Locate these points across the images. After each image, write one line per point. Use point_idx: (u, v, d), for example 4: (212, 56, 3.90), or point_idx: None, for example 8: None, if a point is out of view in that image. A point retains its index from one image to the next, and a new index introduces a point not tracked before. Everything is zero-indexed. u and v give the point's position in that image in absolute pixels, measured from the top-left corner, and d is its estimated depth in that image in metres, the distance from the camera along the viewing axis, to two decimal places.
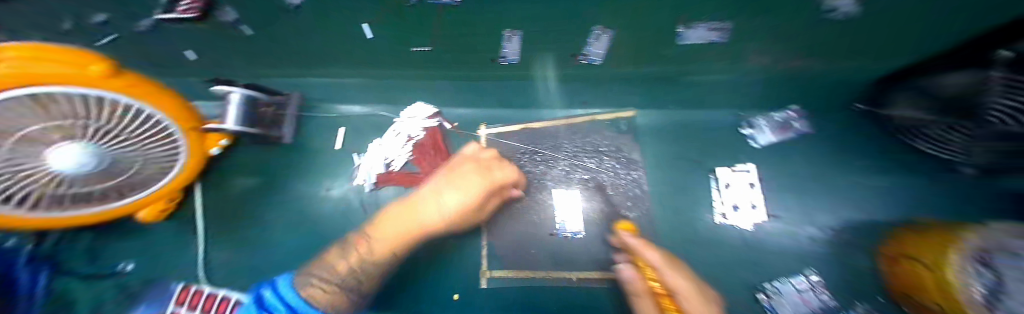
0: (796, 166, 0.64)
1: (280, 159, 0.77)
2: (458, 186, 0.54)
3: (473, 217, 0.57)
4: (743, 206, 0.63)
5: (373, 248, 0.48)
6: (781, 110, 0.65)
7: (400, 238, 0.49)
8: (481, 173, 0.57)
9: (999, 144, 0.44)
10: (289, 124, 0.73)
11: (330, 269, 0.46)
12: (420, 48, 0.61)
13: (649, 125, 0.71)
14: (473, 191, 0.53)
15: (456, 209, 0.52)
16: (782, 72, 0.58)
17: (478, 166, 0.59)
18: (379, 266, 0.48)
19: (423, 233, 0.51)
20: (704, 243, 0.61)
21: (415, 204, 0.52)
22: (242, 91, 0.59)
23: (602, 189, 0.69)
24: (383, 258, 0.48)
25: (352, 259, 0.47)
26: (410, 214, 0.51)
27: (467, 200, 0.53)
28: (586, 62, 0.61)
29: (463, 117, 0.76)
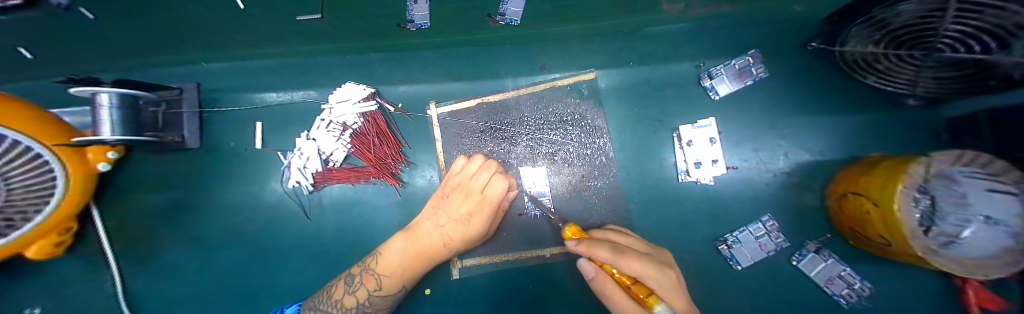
0: (757, 116, 0.62)
1: (204, 166, 0.66)
2: (463, 215, 0.55)
3: (481, 237, 0.58)
4: (705, 162, 0.61)
5: (380, 284, 0.52)
6: (739, 56, 0.61)
7: (405, 273, 0.53)
8: (478, 199, 0.55)
9: (947, 70, 0.43)
10: (189, 127, 0.61)
11: (339, 305, 0.51)
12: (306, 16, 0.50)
13: (611, 87, 0.66)
14: (480, 220, 0.55)
15: (459, 236, 0.55)
16: (723, 19, 0.55)
17: (473, 188, 0.55)
18: (389, 299, 0.53)
19: (431, 261, 0.55)
20: (669, 203, 0.62)
21: (418, 240, 0.54)
22: (115, 89, 0.46)
23: (569, 161, 0.65)
24: (390, 293, 0.52)
25: (359, 295, 0.51)
26: (419, 250, 0.54)
27: (470, 231, 0.55)
28: (504, 22, 0.55)
29: (406, 95, 0.67)
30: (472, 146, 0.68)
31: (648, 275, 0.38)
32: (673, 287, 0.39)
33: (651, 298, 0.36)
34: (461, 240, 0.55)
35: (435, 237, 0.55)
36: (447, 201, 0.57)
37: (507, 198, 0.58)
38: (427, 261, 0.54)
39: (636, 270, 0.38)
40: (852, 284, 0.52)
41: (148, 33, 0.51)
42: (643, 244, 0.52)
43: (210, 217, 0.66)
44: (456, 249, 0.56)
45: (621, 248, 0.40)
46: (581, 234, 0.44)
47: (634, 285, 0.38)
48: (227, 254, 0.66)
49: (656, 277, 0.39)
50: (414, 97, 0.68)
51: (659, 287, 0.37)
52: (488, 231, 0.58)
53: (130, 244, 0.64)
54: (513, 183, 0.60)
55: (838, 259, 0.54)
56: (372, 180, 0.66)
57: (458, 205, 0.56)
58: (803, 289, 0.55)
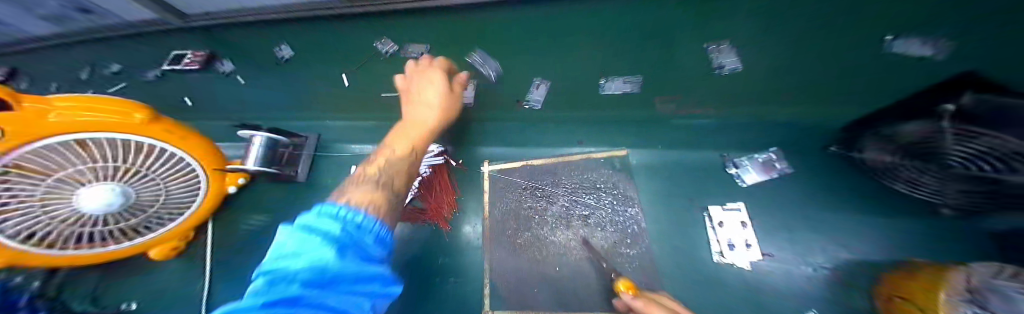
0: (785, 206, 0.65)
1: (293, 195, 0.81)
2: (427, 90, 0.62)
3: (451, 114, 0.65)
4: (738, 245, 0.63)
5: (396, 148, 0.54)
6: (762, 152, 0.69)
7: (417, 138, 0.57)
8: (429, 79, 0.63)
9: (962, 186, 0.48)
10: (302, 165, 0.80)
11: (352, 185, 0.43)
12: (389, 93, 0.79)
13: (641, 163, 0.75)
14: (434, 91, 0.62)
15: (434, 117, 0.61)
16: (733, 115, 0.70)
17: (428, 74, 0.64)
18: (396, 170, 0.49)
19: (429, 135, 0.60)
20: (708, 285, 0.61)
21: (405, 126, 0.59)
22: (265, 134, 0.68)
23: (602, 225, 0.71)
24: (406, 156, 0.53)
25: (378, 165, 0.50)
26: (414, 124, 0.59)
27: (443, 92, 0.63)
28: (528, 106, 0.76)
29: (465, 154, 0.82)
30: (514, 201, 0.77)
31: None
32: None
33: None
34: (450, 95, 0.64)
35: (426, 112, 0.60)
36: (416, 91, 0.64)
37: (460, 78, 0.68)
38: (423, 130, 0.58)
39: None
40: None
41: (325, 100, 0.82)
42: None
43: None
44: (445, 117, 0.63)
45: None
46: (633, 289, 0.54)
47: None
48: None
49: None
50: (471, 156, 0.82)
51: None
52: (453, 100, 0.64)
53: (221, 257, 0.76)
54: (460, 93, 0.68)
55: None
56: (428, 222, 0.75)
57: (423, 91, 0.63)
58: None
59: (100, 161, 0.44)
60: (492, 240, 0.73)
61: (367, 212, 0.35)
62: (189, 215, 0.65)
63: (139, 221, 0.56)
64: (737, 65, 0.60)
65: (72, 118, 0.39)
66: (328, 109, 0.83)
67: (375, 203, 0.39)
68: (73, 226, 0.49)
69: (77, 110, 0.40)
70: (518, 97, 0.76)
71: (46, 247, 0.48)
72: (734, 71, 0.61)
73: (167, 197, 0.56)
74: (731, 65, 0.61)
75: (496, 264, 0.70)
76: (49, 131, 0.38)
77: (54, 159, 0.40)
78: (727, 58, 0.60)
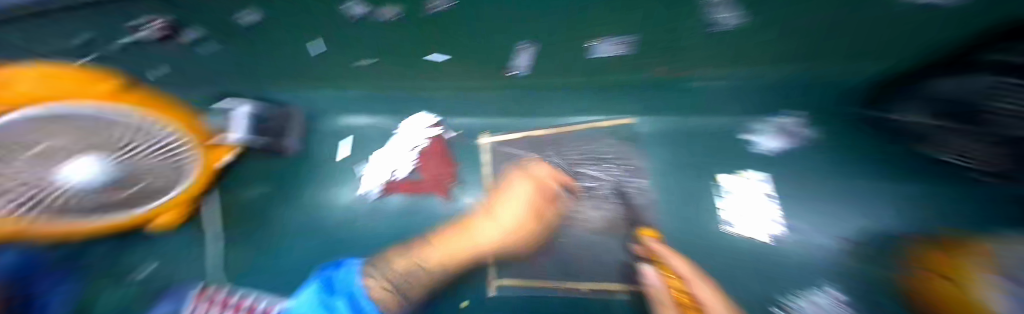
0: (795, 175, 0.63)
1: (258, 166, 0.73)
2: (514, 199, 0.69)
3: (538, 236, 0.63)
4: (751, 215, 0.59)
5: (428, 257, 0.59)
6: (781, 113, 0.68)
7: (449, 253, 0.60)
8: (526, 174, 0.71)
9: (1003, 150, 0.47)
10: (294, 138, 0.76)
11: (391, 271, 0.56)
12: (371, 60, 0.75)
13: (649, 132, 0.72)
14: (524, 205, 0.67)
15: (514, 227, 0.64)
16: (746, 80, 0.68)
17: (529, 173, 0.72)
18: (431, 273, 0.56)
19: (480, 255, 0.60)
20: (725, 257, 0.55)
21: (474, 234, 0.64)
22: (242, 108, 0.71)
23: (607, 196, 0.68)
24: (435, 267, 0.57)
25: (413, 260, 0.58)
26: (463, 246, 0.62)
27: (540, 184, 0.69)
28: (513, 74, 0.75)
29: (463, 127, 0.79)
30: (514, 173, 0.73)
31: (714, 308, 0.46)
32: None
33: None
34: (515, 235, 0.62)
35: (482, 236, 0.63)
36: (500, 193, 0.70)
37: (554, 184, 0.70)
38: (469, 250, 0.61)
39: (706, 297, 0.47)
40: None
41: (312, 70, 0.78)
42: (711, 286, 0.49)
43: None
44: (522, 238, 0.62)
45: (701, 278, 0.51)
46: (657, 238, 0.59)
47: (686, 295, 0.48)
48: None
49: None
50: (469, 127, 0.79)
51: None
52: (535, 234, 0.63)
53: None
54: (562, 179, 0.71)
55: None
56: (429, 194, 0.72)
57: (508, 197, 0.69)
58: None
59: None
60: (487, 210, 0.68)
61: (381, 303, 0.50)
62: (185, 185, 0.62)
63: (128, 191, 0.55)
64: (735, 19, 0.61)
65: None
66: (316, 80, 0.79)
67: (391, 304, 0.51)
68: None
69: None
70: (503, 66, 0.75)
71: None
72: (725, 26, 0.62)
73: None
74: (727, 20, 0.62)
75: None
76: None
77: None
78: (721, 12, 0.62)
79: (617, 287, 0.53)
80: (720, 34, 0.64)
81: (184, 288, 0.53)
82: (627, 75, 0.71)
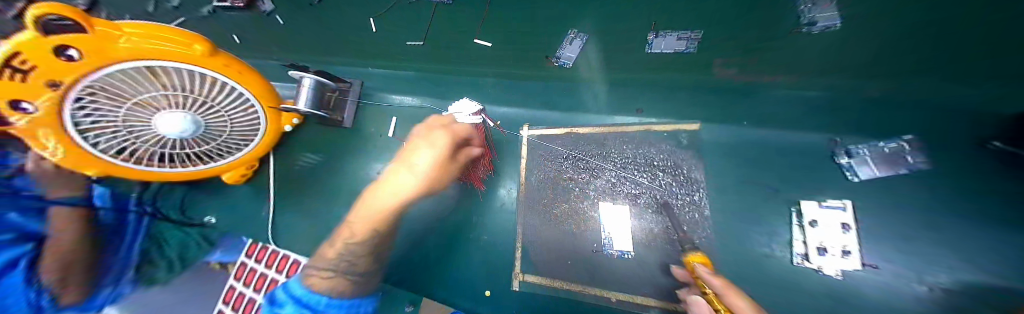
0: (912, 211, 0.50)
1: (334, 136, 0.85)
2: (422, 144, 0.54)
3: (444, 179, 0.57)
4: (831, 251, 0.51)
5: (355, 232, 0.52)
6: (891, 139, 0.52)
7: (376, 220, 0.51)
8: (439, 129, 0.56)
9: None
10: (348, 111, 0.81)
11: (324, 261, 0.51)
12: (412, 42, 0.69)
13: (713, 141, 0.63)
14: (435, 148, 0.53)
15: (427, 173, 0.53)
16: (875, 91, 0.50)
17: (437, 122, 0.58)
18: (364, 246, 0.51)
19: (392, 213, 0.51)
20: (772, 287, 0.53)
21: (383, 188, 0.53)
22: (314, 77, 0.67)
23: (653, 207, 0.63)
24: (361, 241, 0.51)
25: (340, 249, 0.52)
26: (381, 203, 0.51)
27: (439, 140, 0.53)
28: (557, 64, 0.65)
29: (505, 116, 0.77)
30: (554, 170, 0.71)
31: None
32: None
33: None
34: (427, 174, 0.53)
35: (397, 183, 0.51)
36: (406, 154, 0.55)
37: (463, 135, 0.57)
38: (383, 213, 0.51)
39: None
40: None
41: (350, 47, 0.76)
42: None
43: (335, 181, 0.83)
44: (421, 194, 0.53)
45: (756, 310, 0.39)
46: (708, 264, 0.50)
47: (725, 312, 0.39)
48: (333, 211, 0.80)
49: None
50: (512, 117, 0.77)
51: None
52: (444, 175, 0.57)
53: (281, 189, 0.84)
54: (465, 135, 0.57)
55: None
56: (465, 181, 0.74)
57: (415, 152, 0.54)
58: None
59: (173, 90, 0.46)
60: (525, 207, 0.70)
61: (332, 297, 0.46)
62: (249, 149, 0.69)
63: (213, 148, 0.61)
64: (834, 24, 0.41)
65: (141, 44, 0.40)
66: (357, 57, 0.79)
67: (344, 285, 0.48)
68: (155, 148, 0.55)
69: (144, 37, 0.40)
70: (546, 54, 0.64)
71: (135, 164, 0.56)
72: (828, 29, 0.42)
73: (232, 132, 0.60)
74: (828, 21, 0.42)
75: (528, 229, 0.69)
76: (124, 56, 0.40)
77: (136, 84, 0.43)
78: (820, 10, 0.41)
79: (654, 302, 0.57)
80: (832, 36, 0.43)
81: (247, 243, 0.78)
82: (690, 79, 0.62)
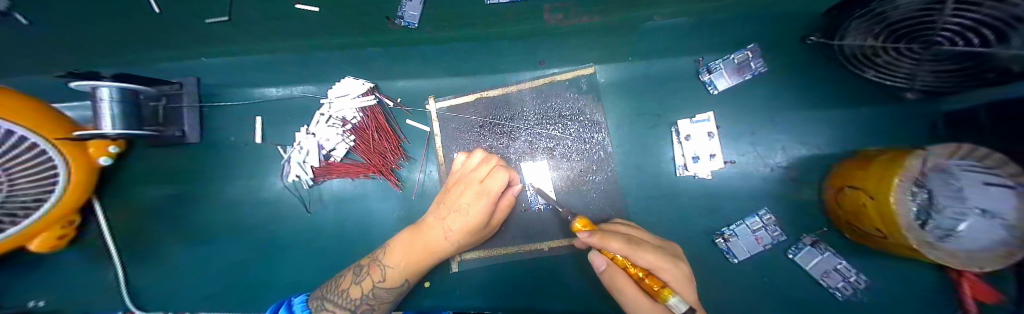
0: (756, 110, 0.61)
1: (183, 158, 0.66)
2: (470, 193, 0.53)
3: (490, 227, 0.57)
4: (702, 157, 0.60)
5: (385, 275, 0.52)
6: (737, 51, 0.59)
7: (412, 266, 0.52)
8: (477, 190, 0.52)
9: (943, 65, 0.43)
10: (190, 121, 0.63)
11: (342, 296, 0.51)
12: (212, 18, 0.54)
13: (610, 81, 0.66)
14: (482, 200, 0.51)
15: (465, 228, 0.52)
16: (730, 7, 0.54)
17: (473, 182, 0.53)
18: (394, 292, 0.52)
19: (432, 257, 0.53)
20: (665, 198, 0.62)
21: (422, 231, 0.53)
22: (115, 84, 0.47)
23: (568, 155, 0.65)
24: (394, 285, 0.52)
25: (364, 288, 0.51)
26: (423, 245, 0.52)
27: (484, 211, 0.51)
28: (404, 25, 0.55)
29: (405, 91, 0.68)
30: (471, 140, 0.68)
31: (661, 267, 0.39)
32: (685, 280, 0.40)
33: (665, 291, 0.37)
34: (461, 234, 0.53)
35: (437, 238, 0.53)
36: (445, 217, 0.53)
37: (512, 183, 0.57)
38: (424, 259, 0.53)
39: (650, 263, 0.39)
40: (848, 277, 0.52)
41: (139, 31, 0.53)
42: (649, 236, 0.52)
43: (210, 212, 0.67)
44: (460, 245, 0.54)
45: (634, 240, 0.42)
46: (590, 227, 0.43)
47: (647, 277, 0.39)
48: (221, 245, 0.66)
49: (670, 270, 0.40)
50: (412, 92, 0.68)
51: (674, 280, 0.39)
52: (485, 229, 0.56)
53: (127, 242, 0.64)
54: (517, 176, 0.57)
55: (834, 252, 0.53)
56: (372, 175, 0.67)
57: (459, 195, 0.54)
58: (806, 289, 0.54)
59: None
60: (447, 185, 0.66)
61: None
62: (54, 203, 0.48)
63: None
64: None
65: None
66: (162, 44, 0.56)
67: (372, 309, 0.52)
68: None
69: None
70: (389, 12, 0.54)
71: None
72: None
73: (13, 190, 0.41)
74: None
75: None
76: None
77: None
78: None
79: (559, 244, 0.62)
80: None
81: None
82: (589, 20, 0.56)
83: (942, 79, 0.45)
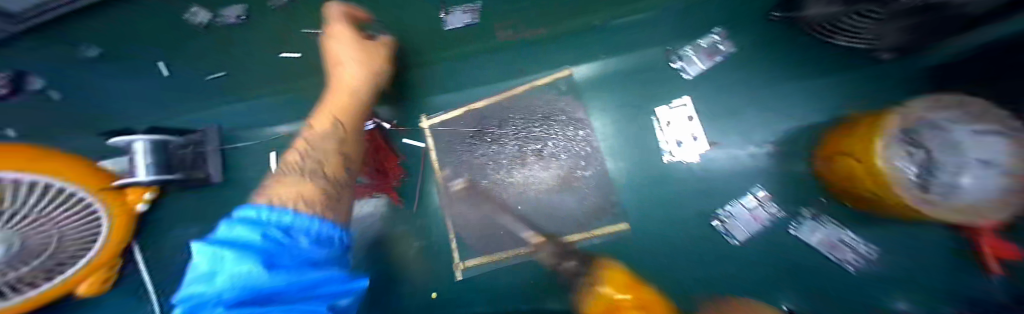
0: (735, 89, 0.61)
1: (207, 197, 0.72)
2: (343, 44, 0.62)
3: (380, 74, 0.65)
4: (686, 140, 0.61)
5: (317, 143, 0.59)
6: (707, 35, 0.61)
7: (335, 111, 0.62)
8: (344, 34, 0.62)
9: (902, 23, 0.43)
10: (213, 165, 0.68)
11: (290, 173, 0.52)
12: (214, 75, 0.67)
13: (588, 80, 0.68)
14: (347, 31, 0.62)
15: (356, 63, 0.62)
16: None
17: (338, 27, 0.63)
18: (328, 154, 0.58)
19: (347, 103, 0.62)
20: (658, 187, 0.62)
21: (334, 93, 0.64)
22: (147, 137, 0.57)
23: (555, 154, 0.67)
24: (325, 129, 0.60)
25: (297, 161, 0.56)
26: (337, 96, 0.63)
27: (367, 66, 0.63)
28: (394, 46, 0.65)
29: (398, 112, 0.72)
30: (465, 152, 0.71)
31: None
32: None
33: None
34: (352, 140, 0.62)
35: (325, 115, 0.62)
36: (334, 71, 0.63)
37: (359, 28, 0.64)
38: (344, 107, 0.62)
39: None
40: (856, 248, 0.52)
41: None
42: None
43: None
44: (364, 86, 0.63)
45: None
46: None
47: None
48: None
49: None
50: (403, 113, 0.72)
51: None
52: (377, 65, 0.64)
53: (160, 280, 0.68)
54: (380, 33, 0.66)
55: (838, 224, 0.52)
56: (377, 195, 0.68)
57: (336, 44, 0.63)
58: (815, 262, 0.53)
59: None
60: (447, 195, 0.69)
61: (296, 206, 0.45)
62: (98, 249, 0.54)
63: (50, 262, 0.46)
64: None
65: None
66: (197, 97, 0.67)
67: (312, 200, 0.47)
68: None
69: None
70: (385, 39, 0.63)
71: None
72: None
73: (63, 238, 0.46)
74: None
75: (457, 218, 0.68)
76: None
77: None
78: None
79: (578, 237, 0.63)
80: None
81: None
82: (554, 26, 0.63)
83: (905, 35, 0.46)
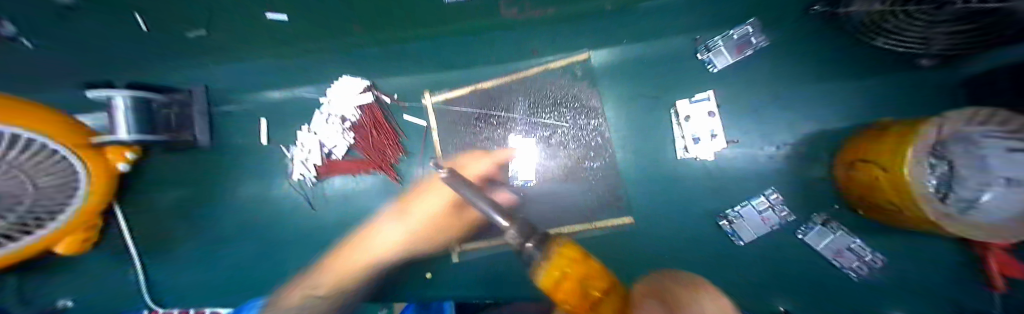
0: (760, 86, 0.59)
1: (195, 162, 0.68)
2: (427, 197, 0.59)
3: (436, 240, 0.62)
4: (703, 137, 0.58)
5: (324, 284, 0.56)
6: (739, 25, 0.56)
7: (348, 270, 0.57)
8: (431, 195, 0.59)
9: (960, 27, 0.39)
10: (199, 127, 0.65)
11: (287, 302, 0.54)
12: (193, 32, 0.54)
13: (606, 66, 0.64)
14: (440, 194, 0.58)
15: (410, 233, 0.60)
16: None
17: (430, 189, 0.61)
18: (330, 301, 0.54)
19: (378, 261, 0.59)
20: (667, 182, 0.61)
21: (380, 232, 0.60)
22: (125, 92, 0.50)
23: (564, 143, 0.64)
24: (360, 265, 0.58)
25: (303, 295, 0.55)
26: (363, 252, 0.59)
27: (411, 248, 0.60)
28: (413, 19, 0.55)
29: (401, 86, 0.68)
30: (468, 133, 0.67)
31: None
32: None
33: None
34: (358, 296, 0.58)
35: (365, 256, 0.58)
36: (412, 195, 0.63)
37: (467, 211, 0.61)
38: (370, 262, 0.58)
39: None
40: (863, 256, 0.50)
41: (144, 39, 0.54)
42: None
43: (223, 212, 0.69)
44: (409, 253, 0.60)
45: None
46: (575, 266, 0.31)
47: None
48: (235, 243, 0.68)
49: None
50: (408, 87, 0.68)
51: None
52: (450, 231, 0.61)
53: (149, 243, 0.66)
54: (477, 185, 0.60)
55: (847, 230, 0.51)
56: (372, 171, 0.68)
57: (420, 202, 0.60)
58: (817, 269, 0.53)
59: None
60: None
61: None
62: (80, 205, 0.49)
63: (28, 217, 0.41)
64: None
65: None
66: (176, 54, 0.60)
67: None
68: None
69: None
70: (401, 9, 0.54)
71: None
72: None
73: (38, 191, 0.41)
74: None
75: None
76: None
77: None
78: None
79: (581, 228, 0.61)
80: None
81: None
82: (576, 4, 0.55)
83: (953, 40, 0.42)
